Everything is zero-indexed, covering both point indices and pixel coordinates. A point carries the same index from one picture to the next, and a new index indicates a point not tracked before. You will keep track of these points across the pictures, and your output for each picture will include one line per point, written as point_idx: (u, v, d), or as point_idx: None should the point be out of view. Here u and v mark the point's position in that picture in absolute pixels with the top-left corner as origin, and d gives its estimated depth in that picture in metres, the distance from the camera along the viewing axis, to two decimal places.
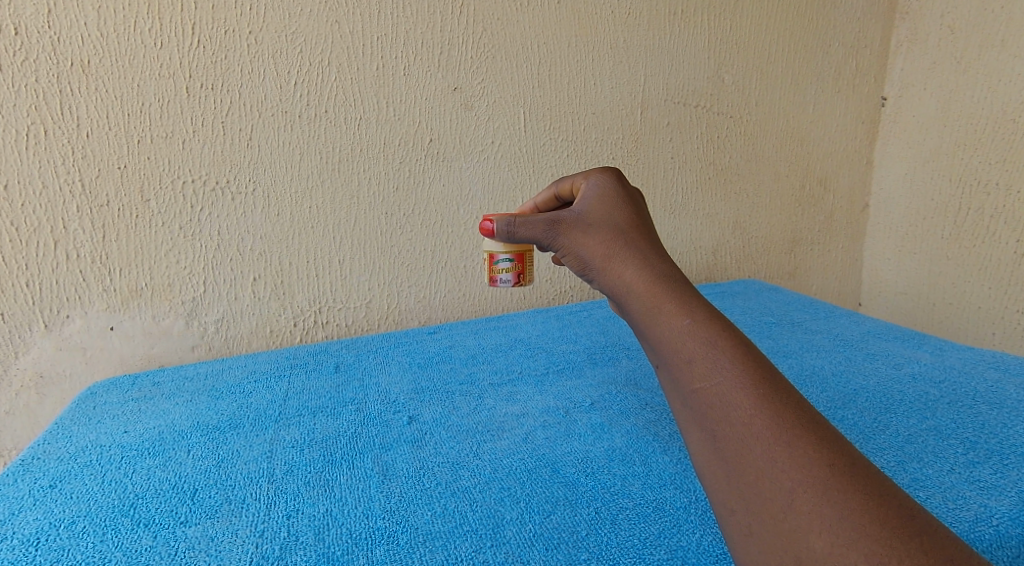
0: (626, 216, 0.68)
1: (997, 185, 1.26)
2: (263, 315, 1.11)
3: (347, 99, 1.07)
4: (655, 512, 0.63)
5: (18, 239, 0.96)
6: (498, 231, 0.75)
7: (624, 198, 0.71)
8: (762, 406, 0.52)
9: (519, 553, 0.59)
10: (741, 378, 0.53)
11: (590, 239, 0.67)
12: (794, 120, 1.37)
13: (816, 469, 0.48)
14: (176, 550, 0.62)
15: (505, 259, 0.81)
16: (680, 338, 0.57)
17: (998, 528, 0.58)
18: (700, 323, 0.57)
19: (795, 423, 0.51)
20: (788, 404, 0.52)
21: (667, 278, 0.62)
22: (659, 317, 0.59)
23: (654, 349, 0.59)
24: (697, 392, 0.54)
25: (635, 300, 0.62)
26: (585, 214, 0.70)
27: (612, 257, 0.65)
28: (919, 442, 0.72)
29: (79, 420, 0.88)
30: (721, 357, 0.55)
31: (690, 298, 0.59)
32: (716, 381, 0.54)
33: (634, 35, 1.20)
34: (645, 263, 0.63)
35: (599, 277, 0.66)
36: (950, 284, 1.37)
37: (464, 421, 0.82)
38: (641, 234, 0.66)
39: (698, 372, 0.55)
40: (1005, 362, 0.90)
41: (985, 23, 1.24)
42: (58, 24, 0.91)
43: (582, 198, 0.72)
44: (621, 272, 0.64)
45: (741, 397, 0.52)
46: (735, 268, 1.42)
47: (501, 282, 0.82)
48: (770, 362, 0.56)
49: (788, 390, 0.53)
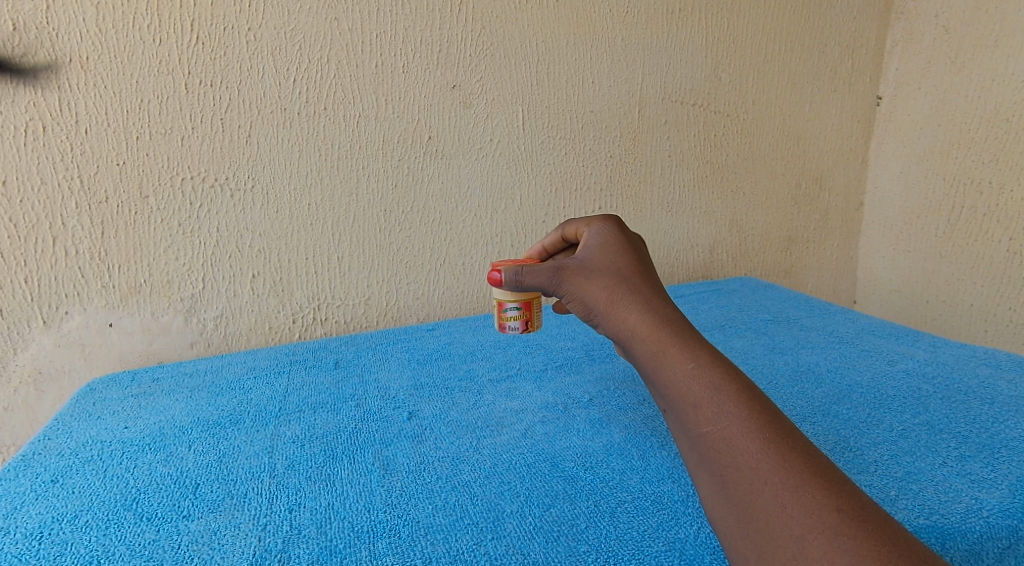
0: (628, 262, 0.70)
1: (990, 184, 1.27)
2: (262, 312, 1.12)
3: (346, 97, 1.07)
4: (654, 505, 0.64)
5: (16, 235, 0.96)
6: (506, 279, 0.74)
7: (626, 245, 0.72)
8: (768, 450, 0.53)
9: (520, 546, 0.60)
10: (747, 422, 0.55)
11: (593, 285, 0.68)
12: (790, 119, 1.38)
13: (826, 514, 0.49)
14: (179, 543, 0.62)
15: (513, 307, 0.82)
16: (686, 383, 0.59)
17: (989, 520, 0.60)
18: (704, 368, 0.59)
19: (801, 467, 0.52)
20: (793, 449, 0.54)
21: (671, 322, 0.63)
22: (663, 361, 0.61)
23: (660, 393, 0.61)
24: (705, 436, 0.56)
25: (640, 345, 0.63)
26: (588, 261, 0.71)
27: (615, 302, 0.66)
28: (912, 437, 0.73)
29: (79, 415, 0.88)
30: (726, 400, 0.56)
31: (692, 343, 0.61)
32: (723, 425, 0.55)
33: (631, 33, 1.21)
34: (648, 309, 0.65)
35: (603, 322, 0.67)
36: (944, 282, 1.39)
37: (463, 416, 0.83)
38: (643, 279, 0.68)
39: (705, 416, 0.56)
40: (997, 358, 0.91)
41: (979, 23, 1.25)
42: (57, 20, 0.92)
43: (585, 246, 0.74)
44: (625, 317, 0.65)
45: (748, 441, 0.54)
46: (731, 265, 1.43)
47: (509, 329, 0.83)
48: (774, 406, 0.58)
49: (794, 434, 0.55)
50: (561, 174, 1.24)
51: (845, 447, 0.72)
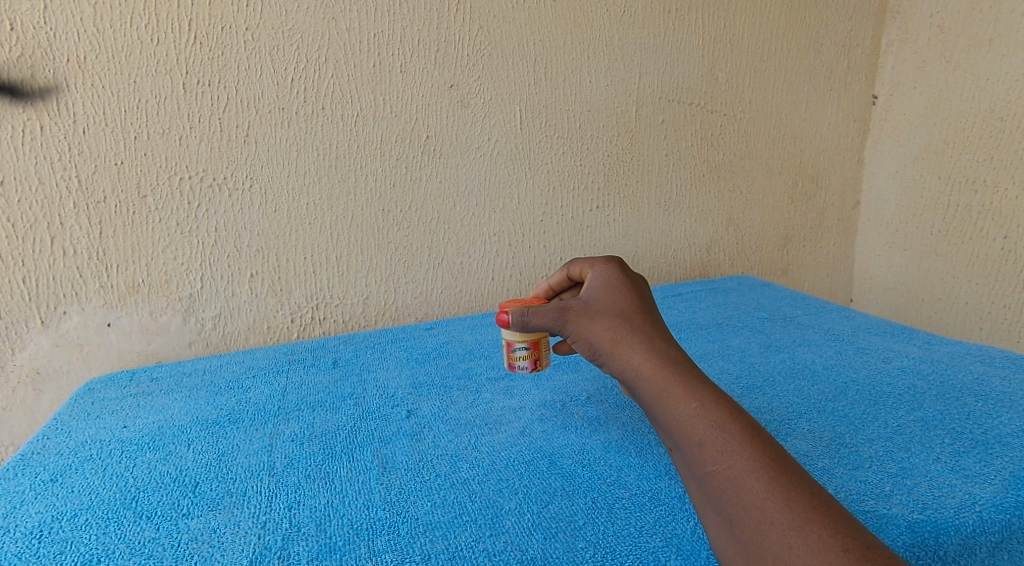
0: (631, 303, 0.71)
1: (985, 182, 1.28)
2: (260, 311, 1.12)
3: (344, 96, 1.07)
4: (651, 502, 0.65)
5: (14, 235, 0.96)
6: (514, 321, 0.74)
7: (628, 286, 0.74)
8: (772, 489, 0.54)
9: (518, 542, 0.60)
10: (750, 461, 0.56)
11: (598, 325, 0.69)
12: (786, 118, 1.39)
13: (832, 553, 0.50)
14: (179, 541, 0.63)
15: (522, 347, 0.80)
16: (690, 422, 0.60)
17: (981, 515, 0.60)
18: (707, 407, 0.60)
19: (806, 506, 0.53)
20: (798, 488, 0.54)
21: (674, 362, 0.64)
22: (667, 401, 0.62)
23: (666, 433, 0.62)
24: (710, 475, 0.57)
25: (644, 385, 0.64)
26: (592, 302, 0.72)
27: (619, 342, 0.67)
28: (907, 433, 0.73)
29: (77, 415, 0.88)
30: (729, 440, 0.58)
31: (696, 383, 0.63)
32: (727, 465, 0.57)
33: (629, 33, 1.22)
34: (652, 348, 0.66)
35: (608, 362, 0.68)
36: (939, 280, 1.39)
37: (461, 415, 0.83)
38: (646, 320, 0.69)
39: (709, 455, 0.58)
40: (992, 354, 0.92)
41: (973, 22, 1.25)
42: (54, 20, 0.92)
43: (588, 287, 0.75)
44: (630, 357, 0.66)
45: (752, 481, 0.55)
46: (729, 264, 1.43)
47: (519, 369, 0.81)
48: (777, 445, 0.59)
49: (797, 472, 0.56)
50: (559, 173, 1.24)
51: (841, 443, 0.72)
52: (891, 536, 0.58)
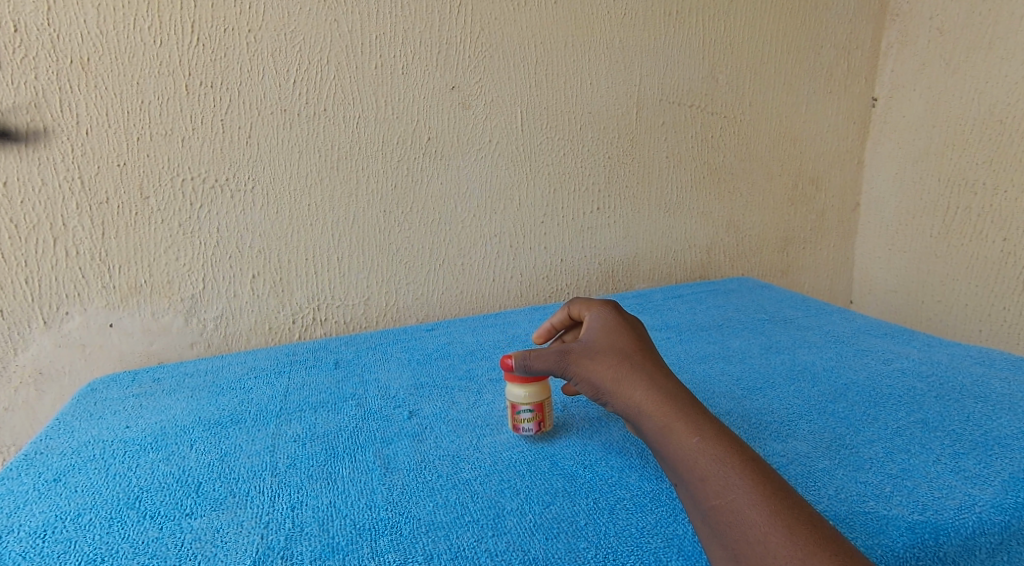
0: (631, 342, 0.72)
1: (984, 185, 1.28)
2: (262, 313, 1.12)
3: (346, 97, 1.08)
4: (652, 502, 0.65)
5: (17, 236, 0.96)
6: (515, 366, 0.72)
7: (627, 327, 0.75)
8: (775, 522, 0.55)
9: (521, 542, 0.61)
10: (752, 493, 0.57)
11: (599, 365, 0.70)
12: (787, 120, 1.39)
13: None
14: (182, 541, 0.63)
15: (527, 410, 0.75)
16: (693, 456, 0.60)
17: (981, 515, 0.61)
18: (708, 441, 0.61)
19: (808, 538, 0.53)
20: (800, 519, 0.55)
21: (675, 398, 0.65)
22: (670, 437, 0.62)
23: (669, 467, 0.62)
24: (714, 508, 0.57)
25: (647, 421, 0.65)
26: (593, 343, 0.73)
27: (621, 379, 0.68)
28: (907, 434, 0.74)
29: (80, 415, 0.89)
30: (731, 474, 0.58)
31: (698, 418, 0.63)
32: (730, 498, 0.57)
33: (629, 35, 1.22)
34: (653, 385, 0.66)
35: (611, 400, 0.68)
36: (939, 282, 1.40)
37: (463, 416, 0.83)
38: (646, 358, 0.70)
39: (712, 489, 0.58)
40: (991, 356, 0.92)
41: (973, 25, 1.26)
42: (58, 21, 0.92)
43: (588, 329, 0.76)
44: (632, 394, 0.67)
45: (755, 514, 0.55)
46: (729, 266, 1.44)
47: (523, 432, 0.77)
48: (780, 477, 0.59)
49: (800, 504, 0.56)
50: (559, 175, 1.24)
51: (841, 445, 0.72)
52: (892, 537, 0.59)
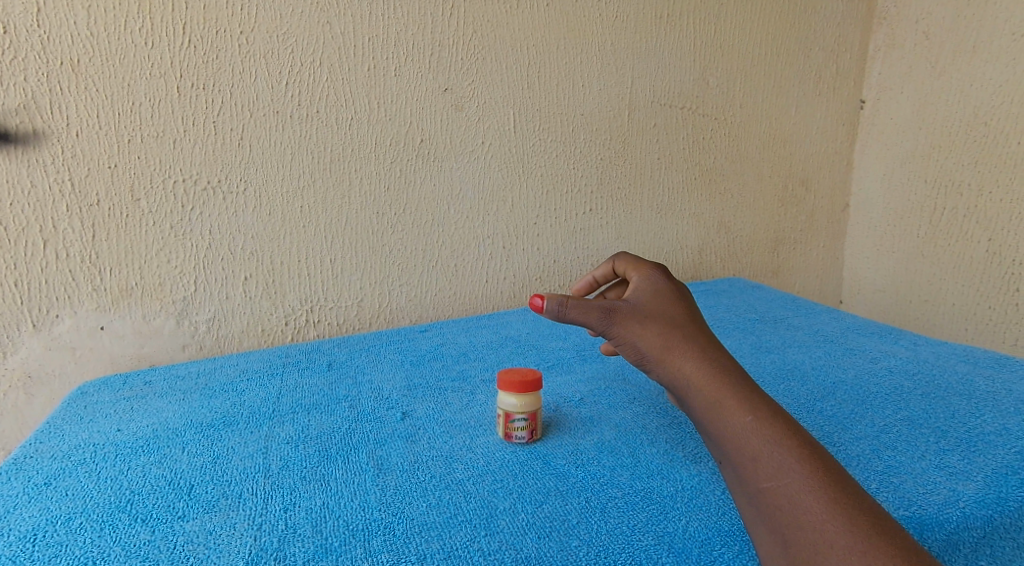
0: (679, 311, 0.72)
1: (970, 185, 1.30)
2: (254, 314, 1.12)
3: (338, 99, 1.08)
4: (643, 501, 0.66)
5: (6, 238, 0.96)
6: (549, 311, 0.70)
7: (676, 295, 0.75)
8: (833, 511, 0.55)
9: (513, 541, 0.61)
10: (806, 479, 0.58)
11: (648, 331, 0.69)
12: (776, 122, 1.41)
13: None
14: (175, 543, 0.63)
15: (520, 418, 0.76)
16: (746, 435, 0.62)
17: (964, 510, 0.62)
18: (763, 421, 0.62)
19: (866, 529, 0.54)
20: (856, 508, 0.56)
21: (728, 374, 0.66)
22: (722, 413, 0.64)
23: (717, 443, 0.64)
24: (765, 491, 0.59)
25: (695, 395, 0.66)
26: (642, 306, 0.72)
27: (671, 349, 0.68)
28: (893, 432, 0.75)
29: (71, 418, 0.88)
30: (784, 455, 0.60)
31: (752, 396, 0.64)
32: (784, 481, 0.58)
33: (621, 38, 1.23)
34: (703, 359, 0.67)
35: (657, 369, 0.69)
36: (927, 281, 1.41)
37: (456, 416, 0.84)
38: (697, 330, 0.71)
39: (765, 471, 0.59)
40: (976, 355, 0.94)
41: (959, 28, 1.28)
42: (49, 23, 0.92)
43: (636, 291, 0.75)
44: (682, 366, 0.67)
45: (810, 499, 0.57)
46: (720, 267, 1.45)
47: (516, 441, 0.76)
48: (833, 462, 0.60)
49: (854, 491, 0.57)
50: (552, 177, 1.25)
51: (829, 442, 0.73)
52: None
